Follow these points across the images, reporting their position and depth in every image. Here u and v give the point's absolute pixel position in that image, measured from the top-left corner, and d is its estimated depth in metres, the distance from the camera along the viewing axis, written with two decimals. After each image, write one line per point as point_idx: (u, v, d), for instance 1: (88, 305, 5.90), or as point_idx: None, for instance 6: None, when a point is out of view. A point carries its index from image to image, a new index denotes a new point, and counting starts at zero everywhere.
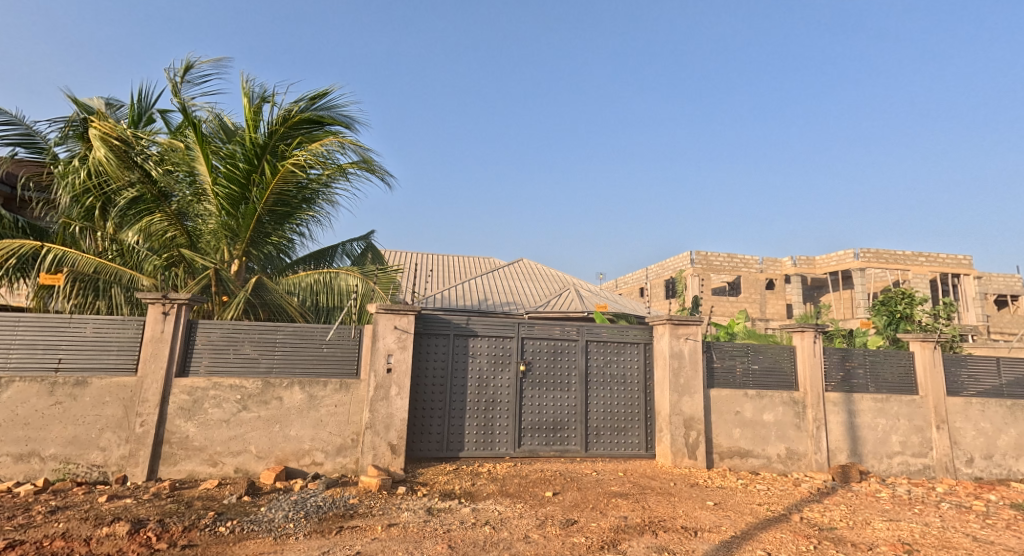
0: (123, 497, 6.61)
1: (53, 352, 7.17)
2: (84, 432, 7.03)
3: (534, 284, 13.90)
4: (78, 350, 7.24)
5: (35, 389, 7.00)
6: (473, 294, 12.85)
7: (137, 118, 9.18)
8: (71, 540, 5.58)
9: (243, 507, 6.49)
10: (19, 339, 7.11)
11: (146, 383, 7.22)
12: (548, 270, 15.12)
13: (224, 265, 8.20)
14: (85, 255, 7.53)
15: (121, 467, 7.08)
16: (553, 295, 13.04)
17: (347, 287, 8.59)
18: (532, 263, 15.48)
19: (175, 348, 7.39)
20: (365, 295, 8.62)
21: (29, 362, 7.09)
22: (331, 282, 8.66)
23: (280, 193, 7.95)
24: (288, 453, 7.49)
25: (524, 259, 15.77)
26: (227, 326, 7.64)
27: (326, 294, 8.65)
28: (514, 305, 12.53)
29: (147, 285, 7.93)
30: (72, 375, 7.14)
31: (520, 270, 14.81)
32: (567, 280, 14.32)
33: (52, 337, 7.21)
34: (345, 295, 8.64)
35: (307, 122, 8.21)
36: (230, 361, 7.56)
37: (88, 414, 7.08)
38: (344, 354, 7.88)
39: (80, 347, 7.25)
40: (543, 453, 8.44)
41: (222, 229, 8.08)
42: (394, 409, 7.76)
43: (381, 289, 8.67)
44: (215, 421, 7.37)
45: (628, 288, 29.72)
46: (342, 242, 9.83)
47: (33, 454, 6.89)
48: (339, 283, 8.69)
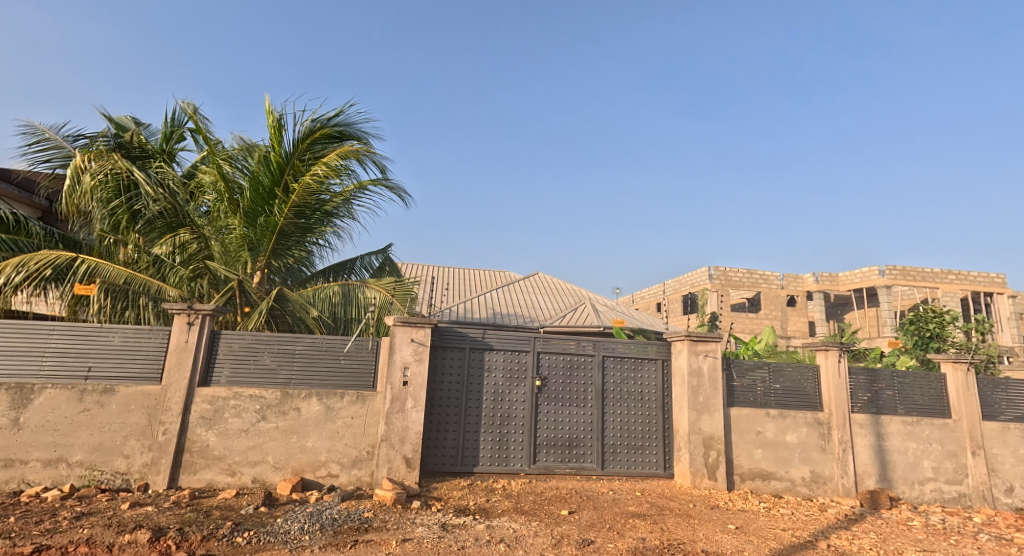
0: (144, 505, 6.75)
1: (83, 360, 7.43)
2: (109, 439, 7.24)
3: (549, 299, 13.83)
4: (106, 359, 7.49)
5: (65, 396, 7.25)
6: (489, 308, 12.81)
7: (169, 136, 9.34)
8: (96, 546, 5.70)
9: (260, 518, 6.58)
10: (51, 347, 7.38)
11: (170, 393, 7.41)
12: (564, 284, 15.01)
13: (247, 277, 8.29)
14: (117, 266, 7.78)
15: (144, 474, 7.25)
16: (568, 310, 12.91)
17: (365, 299, 8.61)
18: (547, 277, 15.43)
19: (199, 357, 7.58)
20: (384, 307, 8.64)
21: (59, 371, 7.34)
22: (349, 294, 8.68)
23: (302, 206, 8.06)
24: (305, 464, 7.58)
25: (540, 273, 15.76)
26: (248, 337, 7.77)
27: (348, 305, 8.65)
28: (527, 319, 12.46)
29: (173, 296, 8.05)
30: (100, 383, 7.38)
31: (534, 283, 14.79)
32: (583, 296, 14.16)
33: (83, 345, 7.48)
34: (363, 307, 8.66)
35: (327, 137, 8.26)
36: (250, 371, 7.69)
37: (113, 421, 7.29)
38: (362, 367, 7.95)
39: (110, 356, 7.49)
40: (559, 470, 8.33)
41: (243, 240, 8.11)
42: (409, 422, 7.79)
43: (399, 300, 8.57)
44: (235, 431, 7.51)
45: (645, 304, 29.37)
46: (362, 256, 9.92)
47: (61, 460, 7.12)
48: (358, 295, 8.72)
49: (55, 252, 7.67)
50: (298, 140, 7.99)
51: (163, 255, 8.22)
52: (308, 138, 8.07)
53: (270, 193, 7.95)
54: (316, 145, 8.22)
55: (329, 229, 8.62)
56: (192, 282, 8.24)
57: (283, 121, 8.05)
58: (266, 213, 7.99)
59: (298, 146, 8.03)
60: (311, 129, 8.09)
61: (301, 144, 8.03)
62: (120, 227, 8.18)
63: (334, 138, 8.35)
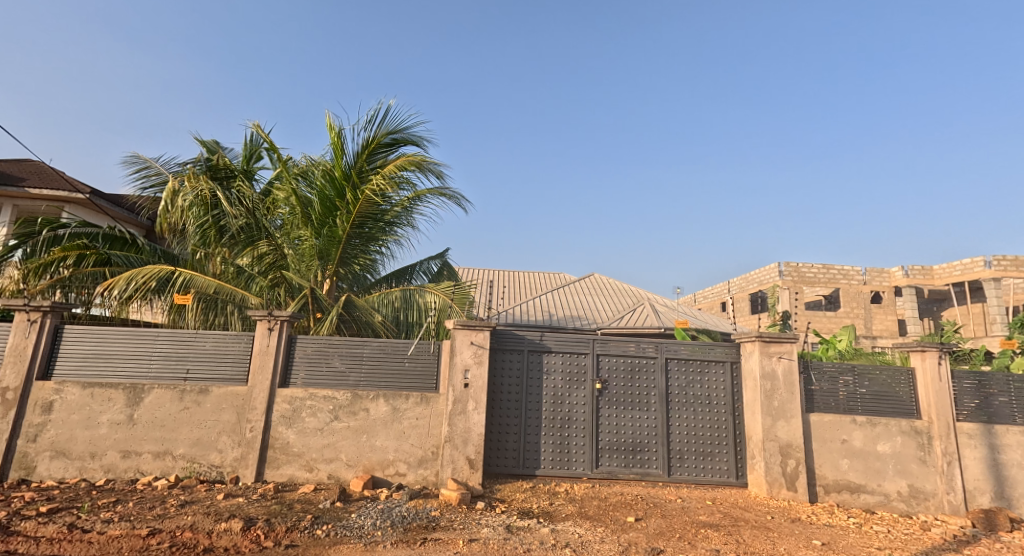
0: (236, 496, 7.36)
1: (183, 363, 8.24)
2: (206, 435, 7.95)
3: (605, 301, 13.48)
4: (202, 362, 8.25)
5: (169, 395, 8.06)
6: (543, 310, 12.65)
7: (248, 156, 10.12)
8: (198, 532, 6.31)
9: (336, 512, 6.97)
10: (157, 352, 8.26)
11: (255, 392, 8.01)
12: (620, 285, 14.62)
13: (318, 284, 8.82)
14: (208, 277, 8.51)
15: (235, 467, 7.89)
16: (626, 311, 12.52)
17: (425, 303, 8.82)
18: (603, 278, 15.09)
19: (279, 360, 8.13)
20: (443, 310, 8.83)
21: (164, 371, 8.21)
22: (410, 299, 8.94)
23: (364, 216, 8.48)
24: (374, 462, 7.91)
25: (597, 275, 15.50)
26: (320, 341, 8.25)
27: (409, 310, 8.90)
28: (584, 321, 12.20)
29: (255, 303, 8.64)
30: (197, 383, 8.14)
31: (589, 285, 14.54)
32: (641, 296, 13.73)
33: (182, 350, 8.29)
34: (423, 311, 8.88)
35: (385, 148, 8.65)
36: (322, 374, 8.16)
37: (208, 418, 8.00)
38: (424, 369, 8.20)
39: (205, 359, 8.26)
40: (622, 476, 8.11)
41: (313, 250, 8.64)
42: (471, 423, 7.91)
43: (457, 304, 8.78)
44: (311, 429, 7.98)
45: (708, 305, 27.90)
46: (421, 261, 10.21)
47: (167, 452, 7.91)
48: (419, 299, 8.98)
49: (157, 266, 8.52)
50: (359, 153, 8.43)
51: (246, 267, 8.90)
52: (367, 150, 8.49)
53: (335, 204, 8.42)
54: (376, 156, 8.63)
55: (390, 239, 8.97)
56: (271, 290, 8.85)
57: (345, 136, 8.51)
58: (332, 224, 8.48)
59: (359, 158, 8.47)
60: (370, 142, 8.50)
61: (361, 156, 8.47)
62: (209, 241, 8.93)
63: (392, 148, 8.71)
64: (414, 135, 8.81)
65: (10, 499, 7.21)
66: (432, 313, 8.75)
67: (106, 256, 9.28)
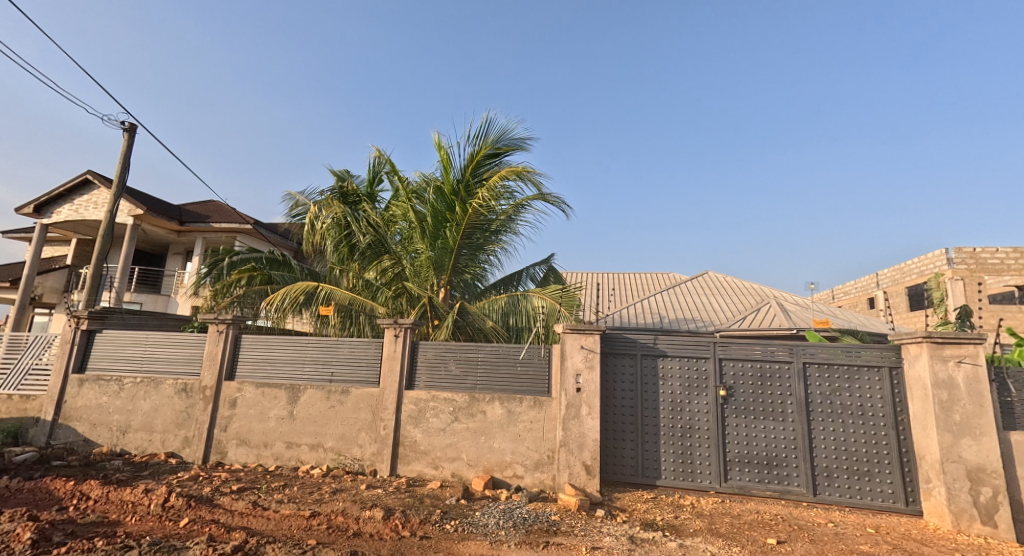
0: (375, 487, 8.02)
1: (327, 367, 9.16)
2: (349, 431, 8.76)
3: (724, 299, 12.50)
4: (343, 366, 9.11)
5: (318, 395, 9.02)
6: (656, 312, 11.98)
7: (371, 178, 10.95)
8: (348, 517, 7.06)
9: (462, 509, 7.27)
10: (309, 357, 9.30)
11: (386, 394, 8.63)
12: (736, 283, 13.53)
13: (434, 293, 9.31)
14: (344, 290, 9.33)
15: (373, 461, 8.59)
16: (749, 310, 11.44)
17: (533, 308, 8.91)
18: (717, 275, 14.08)
19: (404, 364, 8.67)
20: (552, 315, 8.81)
21: (314, 374, 9.21)
22: (519, 305, 9.12)
23: (473, 226, 8.75)
24: (493, 463, 8.10)
25: (711, 273, 14.47)
26: (439, 346, 8.68)
27: (518, 315, 9.09)
28: (701, 321, 11.36)
29: (382, 313, 9.23)
30: (340, 384, 8.99)
31: (702, 283, 13.62)
32: (763, 293, 12.54)
33: (327, 355, 9.22)
34: (531, 316, 8.99)
35: (490, 159, 8.82)
36: (442, 377, 8.56)
37: (350, 416, 8.81)
38: (536, 373, 8.23)
39: (345, 363, 9.10)
40: (757, 492, 7.36)
41: (429, 261, 9.06)
42: (586, 429, 7.74)
43: (565, 308, 8.66)
44: (435, 429, 8.40)
45: (852, 301, 24.46)
46: (527, 266, 10.27)
47: (320, 445, 8.86)
48: (526, 304, 9.10)
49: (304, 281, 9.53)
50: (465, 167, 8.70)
51: (373, 280, 9.56)
52: (472, 163, 8.72)
53: (446, 217, 8.77)
54: (481, 168, 8.83)
55: (496, 246, 9.24)
56: (395, 300, 9.39)
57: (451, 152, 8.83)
58: (444, 237, 8.85)
59: (465, 172, 8.73)
60: (475, 155, 8.72)
61: (467, 169, 8.73)
62: (344, 259, 9.97)
63: (496, 159, 8.86)
64: (516, 143, 8.88)
65: (209, 479, 8.63)
66: (541, 317, 8.82)
67: (269, 276, 11.10)
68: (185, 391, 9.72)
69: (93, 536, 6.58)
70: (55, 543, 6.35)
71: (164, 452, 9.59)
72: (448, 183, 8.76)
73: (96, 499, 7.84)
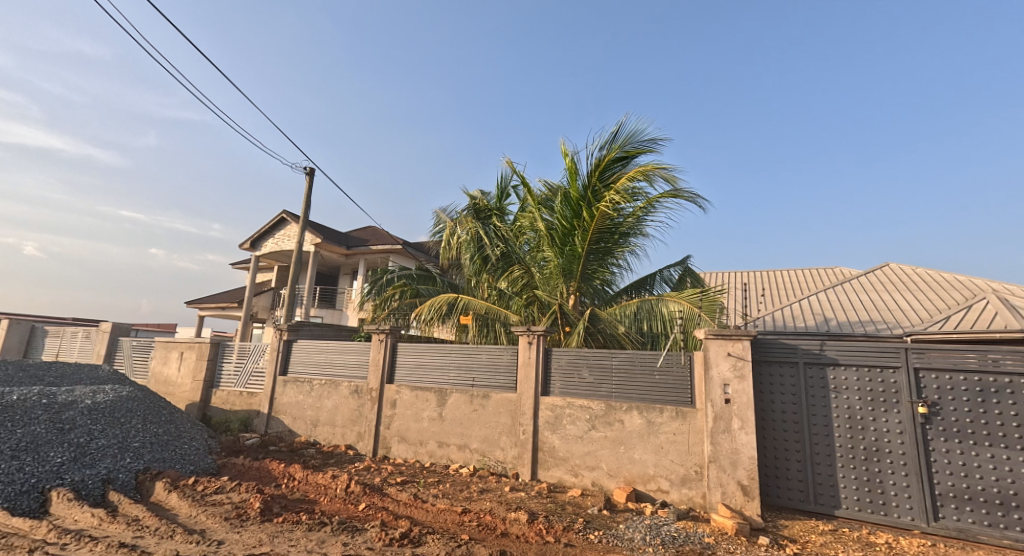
0: (518, 490, 7.98)
1: (468, 372, 9.36)
2: (491, 433, 8.86)
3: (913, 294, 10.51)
4: (483, 371, 9.24)
5: (461, 398, 9.27)
6: (823, 312, 10.45)
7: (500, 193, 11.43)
8: (496, 516, 7.09)
9: (605, 521, 6.90)
10: (453, 362, 9.61)
11: (523, 399, 8.56)
12: (927, 274, 11.34)
13: (564, 300, 9.12)
14: (480, 300, 9.58)
15: (515, 464, 8.56)
16: (952, 308, 9.44)
17: (669, 314, 8.37)
18: (902, 267, 11.95)
19: (538, 370, 8.52)
20: (689, 319, 8.24)
21: (457, 379, 9.48)
22: (653, 308, 8.60)
23: (601, 231, 8.49)
24: (635, 475, 7.58)
25: (894, 263, 12.28)
26: (572, 353, 8.42)
27: (653, 321, 8.57)
28: (886, 322, 9.61)
29: (515, 321, 9.44)
30: (481, 389, 9.13)
31: (883, 277, 11.61)
32: (968, 285, 10.31)
33: (467, 361, 9.45)
34: (667, 321, 8.43)
35: (617, 162, 8.47)
36: (576, 385, 8.27)
37: (491, 419, 8.90)
38: (677, 383, 7.62)
39: (485, 368, 9.23)
40: (983, 537, 5.93)
41: (557, 269, 9.03)
42: (739, 445, 6.88)
43: (706, 312, 8.01)
44: (573, 436, 8.12)
45: None
46: (659, 269, 9.98)
47: (466, 446, 9.10)
48: (662, 309, 8.55)
49: (443, 294, 9.95)
50: (591, 173, 8.48)
51: (505, 290, 9.83)
52: (599, 168, 8.47)
53: (573, 225, 8.67)
54: (608, 172, 8.54)
55: (627, 250, 8.88)
56: (527, 308, 9.56)
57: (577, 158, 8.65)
58: (572, 244, 8.75)
59: (591, 178, 8.51)
60: (601, 159, 8.47)
61: (593, 175, 8.51)
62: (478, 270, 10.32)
63: (624, 160, 8.50)
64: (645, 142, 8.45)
65: (378, 470, 9.29)
66: (678, 323, 8.25)
67: (416, 290, 11.88)
68: (356, 392, 10.63)
69: (296, 513, 7.46)
70: (274, 514, 7.38)
71: (345, 444, 10.52)
72: (574, 190, 8.62)
73: (298, 479, 8.95)
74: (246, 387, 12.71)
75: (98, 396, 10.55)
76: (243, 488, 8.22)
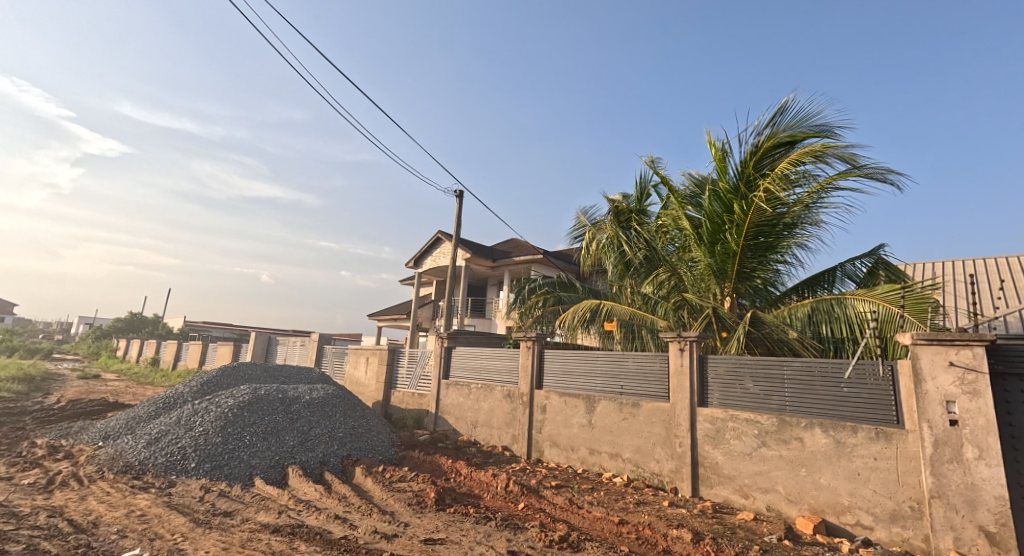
0: (678, 507, 7.17)
1: (616, 381, 8.92)
2: (644, 444, 8.21)
3: None
4: (632, 379, 8.68)
5: (611, 407, 8.80)
6: None
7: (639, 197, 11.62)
8: (655, 531, 6.40)
9: (788, 552, 5.85)
10: (600, 370, 9.24)
11: (677, 411, 7.81)
12: None
13: (718, 302, 8.85)
14: (625, 306, 9.42)
15: (673, 479, 7.76)
16: None
17: (855, 315, 7.26)
18: None
19: (694, 380, 7.73)
20: (887, 321, 6.88)
21: (606, 387, 9.07)
22: (835, 310, 7.50)
23: (759, 224, 8.09)
24: (824, 504, 6.39)
25: None
26: (732, 361, 7.49)
27: (837, 325, 7.46)
28: None
29: (663, 326, 9.11)
30: (631, 397, 8.57)
31: None
32: None
33: (614, 370, 9.02)
34: (856, 325, 7.24)
35: (777, 147, 8.08)
36: (739, 397, 7.32)
37: (644, 429, 8.26)
38: (872, 397, 6.30)
39: (634, 377, 8.67)
40: None
41: (710, 269, 8.84)
42: (976, 479, 5.38)
43: (913, 314, 6.63)
44: (739, 453, 7.15)
45: None
46: (843, 263, 8.53)
47: (618, 455, 8.58)
48: (847, 310, 7.40)
49: (584, 302, 9.84)
50: (746, 161, 8.22)
51: (650, 294, 9.64)
52: (755, 156, 8.18)
53: (724, 221, 8.44)
54: (766, 160, 8.20)
55: (791, 243, 8.31)
56: (676, 313, 9.19)
57: (729, 149, 8.44)
58: (725, 240, 8.50)
59: (746, 168, 8.22)
60: (757, 146, 8.19)
61: (748, 163, 8.22)
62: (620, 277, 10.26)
63: (786, 145, 8.04)
64: (812, 124, 7.89)
65: (534, 473, 9.16)
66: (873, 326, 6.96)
67: (558, 296, 11.58)
68: (508, 396, 10.69)
69: (466, 506, 7.93)
70: (447, 504, 7.95)
71: (502, 445, 10.58)
72: (727, 182, 8.39)
73: (465, 475, 9.29)
74: (416, 388, 13.43)
75: (314, 391, 12.53)
76: (421, 479, 9.04)
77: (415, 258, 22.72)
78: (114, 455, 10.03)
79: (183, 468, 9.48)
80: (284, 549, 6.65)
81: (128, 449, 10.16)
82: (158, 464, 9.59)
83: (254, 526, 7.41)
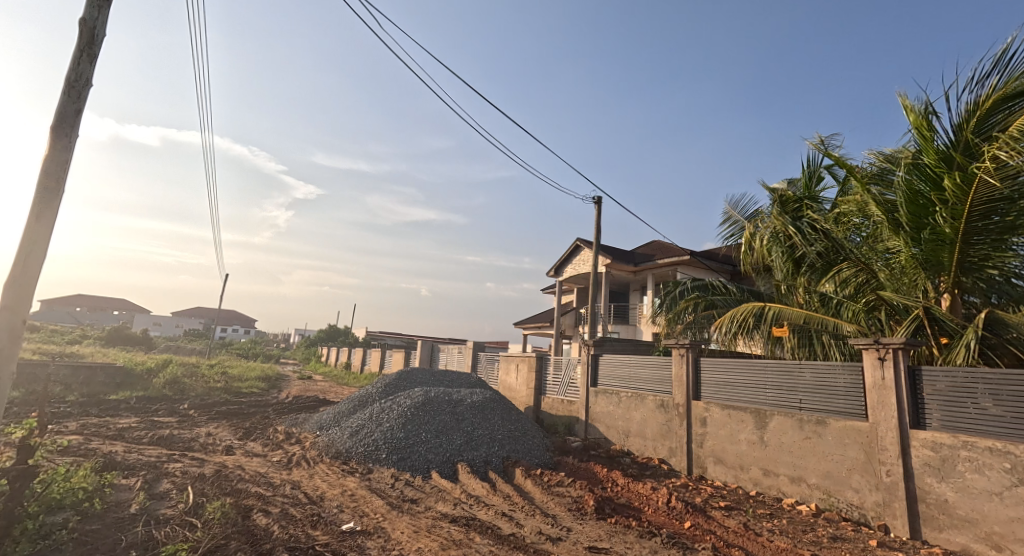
0: (893, 549, 5.90)
1: (794, 394, 7.63)
2: (836, 469, 6.90)
3: None
4: (814, 392, 7.39)
5: (789, 423, 7.52)
6: None
7: (809, 180, 9.63)
8: None
9: None
10: (770, 382, 7.98)
11: (881, 431, 6.43)
12: None
13: (933, 302, 7.14)
14: (796, 308, 8.00)
15: (880, 514, 6.41)
16: None
17: None
18: None
19: (903, 397, 6.31)
20: None
21: (781, 400, 7.79)
22: None
23: (989, 200, 6.09)
24: None
25: None
26: (958, 374, 6.00)
27: None
28: None
29: (852, 331, 7.58)
30: (813, 414, 7.29)
31: None
32: None
33: (791, 381, 7.73)
34: None
35: (1009, 99, 6.11)
36: (972, 418, 5.86)
37: (834, 452, 6.94)
38: None
39: (816, 389, 7.40)
40: None
41: (914, 261, 7.10)
42: None
43: None
44: (980, 491, 5.64)
45: None
46: None
47: (801, 479, 7.28)
48: None
49: (746, 305, 8.63)
50: (961, 124, 6.39)
51: (831, 293, 8.09)
52: (976, 114, 6.27)
53: (932, 200, 6.58)
54: (993, 117, 6.26)
55: None
56: (869, 315, 7.71)
57: (935, 110, 6.58)
58: (934, 224, 6.59)
59: (962, 131, 6.38)
60: (978, 102, 6.25)
61: (965, 125, 6.36)
62: (789, 275, 8.70)
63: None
64: None
65: (697, 490, 8.09)
66: None
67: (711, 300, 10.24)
68: (663, 406, 9.56)
69: (627, 517, 7.15)
70: (608, 514, 7.21)
71: (658, 458, 9.47)
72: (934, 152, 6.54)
73: (621, 484, 8.38)
74: (565, 395, 12.51)
75: (476, 393, 12.11)
76: (578, 485, 8.28)
77: (555, 265, 22.16)
78: (325, 442, 10.85)
79: (376, 458, 9.80)
80: (461, 539, 6.60)
81: (337, 437, 10.82)
82: (357, 453, 10.08)
83: (437, 513, 7.46)
